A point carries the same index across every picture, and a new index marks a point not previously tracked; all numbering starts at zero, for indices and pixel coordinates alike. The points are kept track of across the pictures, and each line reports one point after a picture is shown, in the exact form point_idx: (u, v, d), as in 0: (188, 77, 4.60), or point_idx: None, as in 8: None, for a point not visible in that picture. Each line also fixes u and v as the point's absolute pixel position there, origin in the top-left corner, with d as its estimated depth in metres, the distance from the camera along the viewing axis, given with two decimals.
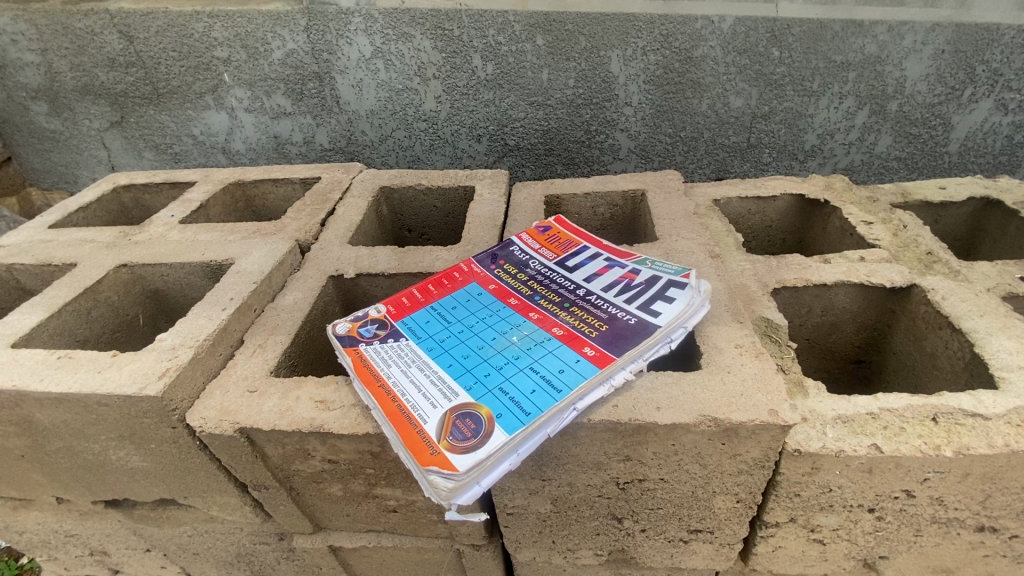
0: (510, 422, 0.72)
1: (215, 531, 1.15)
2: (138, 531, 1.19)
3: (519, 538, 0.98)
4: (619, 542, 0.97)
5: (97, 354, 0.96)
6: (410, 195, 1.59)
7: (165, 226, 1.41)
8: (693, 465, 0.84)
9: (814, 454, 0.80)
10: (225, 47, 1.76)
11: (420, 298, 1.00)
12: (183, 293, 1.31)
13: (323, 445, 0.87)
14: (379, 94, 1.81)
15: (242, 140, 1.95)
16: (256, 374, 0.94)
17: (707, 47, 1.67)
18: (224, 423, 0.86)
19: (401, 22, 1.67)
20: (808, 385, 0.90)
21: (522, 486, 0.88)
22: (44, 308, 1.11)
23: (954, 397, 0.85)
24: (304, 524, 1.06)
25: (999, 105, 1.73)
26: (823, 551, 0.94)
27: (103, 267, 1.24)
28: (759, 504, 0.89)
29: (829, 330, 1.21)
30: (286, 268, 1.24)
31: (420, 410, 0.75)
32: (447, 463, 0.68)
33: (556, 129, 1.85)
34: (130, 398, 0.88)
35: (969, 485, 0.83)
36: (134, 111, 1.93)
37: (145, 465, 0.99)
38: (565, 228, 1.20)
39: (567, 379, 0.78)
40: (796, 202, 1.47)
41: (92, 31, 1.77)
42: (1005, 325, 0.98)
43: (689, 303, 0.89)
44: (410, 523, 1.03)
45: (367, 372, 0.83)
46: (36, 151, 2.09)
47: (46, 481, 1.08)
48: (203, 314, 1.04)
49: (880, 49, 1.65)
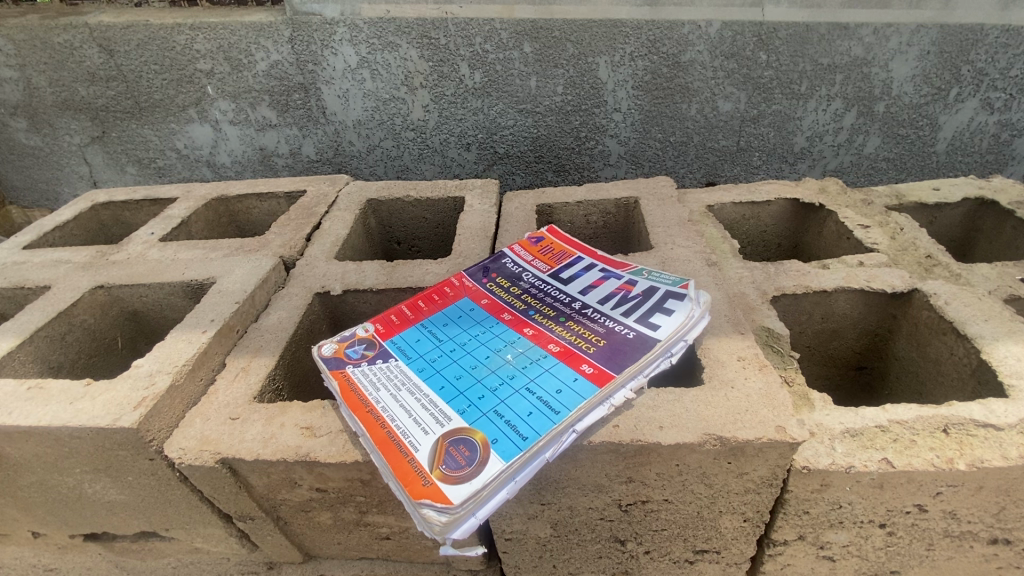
0: (506, 448, 0.68)
1: (200, 562, 1.09)
2: (121, 564, 1.14)
3: (519, 563, 0.94)
4: (621, 564, 0.93)
5: (70, 384, 0.91)
6: (398, 207, 1.55)
7: (144, 245, 1.37)
8: (698, 485, 0.81)
9: (824, 471, 0.77)
10: (208, 60, 1.72)
11: (409, 315, 0.96)
12: (163, 313, 1.26)
13: (310, 474, 0.82)
14: (366, 104, 1.77)
15: (227, 153, 1.91)
16: (239, 400, 0.90)
17: (695, 52, 1.65)
18: (205, 454, 0.82)
19: (387, 31, 1.64)
20: (814, 398, 0.87)
21: (520, 511, 0.84)
22: (15, 334, 1.06)
23: (963, 407, 0.82)
24: (292, 554, 1.01)
25: (985, 104, 1.73)
26: (833, 568, 0.91)
27: (78, 289, 1.20)
28: (767, 522, 0.86)
29: (830, 337, 1.18)
30: (270, 285, 1.20)
31: (411, 438, 0.71)
32: (440, 495, 0.64)
33: (544, 136, 1.82)
34: (104, 431, 0.83)
35: (982, 498, 0.80)
36: (115, 126, 1.88)
37: (123, 498, 0.94)
38: (559, 238, 1.16)
39: (565, 400, 0.74)
40: (790, 206, 1.44)
41: (71, 45, 1.73)
42: (1011, 330, 0.95)
43: (689, 315, 0.85)
44: (404, 549, 0.98)
45: (355, 397, 0.79)
46: (15, 169, 2.02)
47: (21, 515, 1.03)
48: (183, 337, 1.00)
49: (866, 51, 1.64)
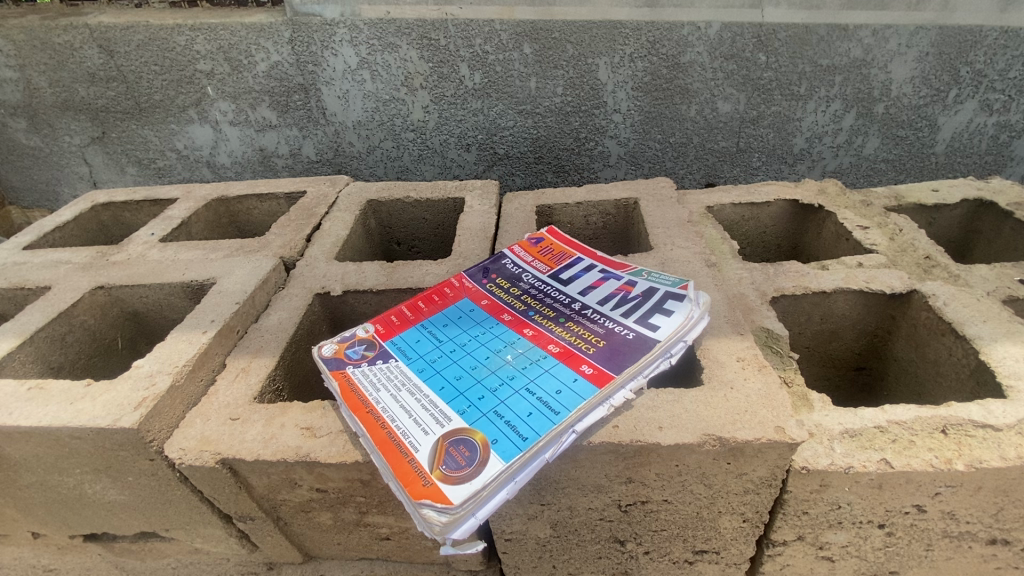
0: (506, 448, 0.68)
1: (200, 562, 1.09)
2: (121, 565, 1.14)
3: (519, 563, 0.94)
4: (621, 565, 0.94)
5: (71, 384, 0.91)
6: (398, 208, 1.55)
7: (145, 245, 1.37)
8: (698, 486, 0.81)
9: (823, 472, 0.77)
10: (208, 60, 1.72)
11: (409, 315, 0.96)
12: (163, 313, 1.26)
13: (310, 474, 0.82)
14: (366, 105, 1.77)
15: (228, 154, 1.91)
16: (239, 401, 0.90)
17: (694, 53, 1.65)
18: (205, 454, 0.82)
19: (387, 32, 1.64)
20: (813, 398, 0.88)
21: (520, 511, 0.84)
22: (15, 334, 1.06)
23: (962, 407, 0.82)
24: (292, 554, 1.01)
25: (984, 105, 1.73)
26: (832, 568, 0.91)
27: (79, 290, 1.20)
28: (766, 523, 0.86)
29: (829, 338, 1.19)
30: (270, 286, 1.20)
31: (411, 438, 0.72)
32: (440, 496, 0.64)
33: (544, 137, 1.83)
34: (104, 431, 0.83)
35: (981, 498, 0.80)
36: (115, 126, 1.88)
37: (123, 498, 0.94)
38: (559, 238, 1.17)
39: (565, 401, 0.74)
40: (789, 207, 1.45)
41: (72, 45, 1.73)
42: (1009, 331, 0.95)
43: (689, 316, 0.85)
44: (403, 550, 0.98)
45: (355, 397, 0.79)
46: (15, 169, 2.03)
47: (21, 516, 1.03)
48: (183, 338, 1.00)
49: (865, 52, 1.64)
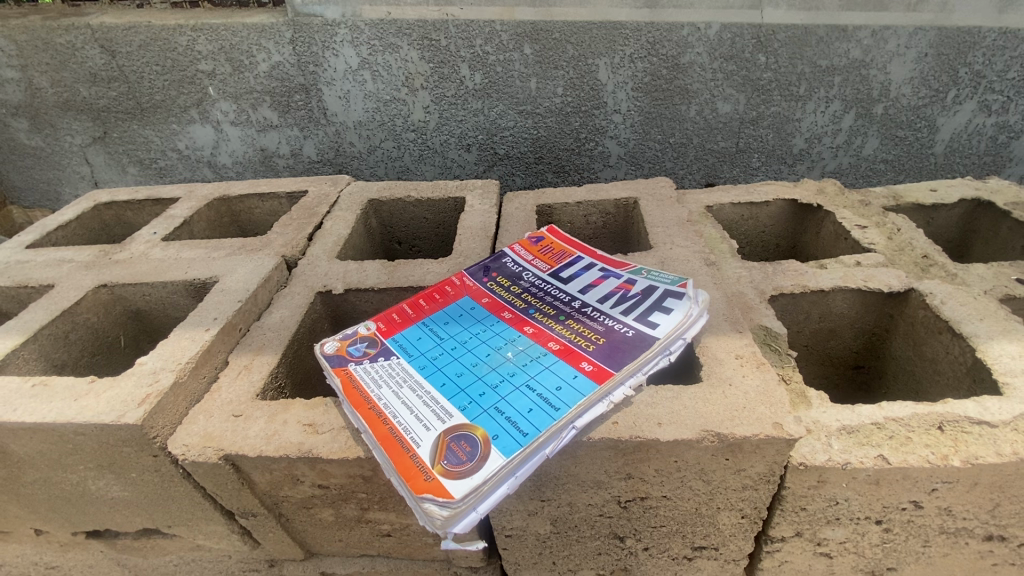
0: (507, 444, 0.69)
1: (202, 559, 1.10)
2: (123, 562, 1.14)
3: (519, 560, 0.94)
4: (621, 561, 0.94)
5: (75, 381, 0.92)
6: (399, 207, 1.56)
7: (147, 244, 1.38)
8: (697, 482, 0.82)
9: (821, 467, 0.78)
10: (210, 61, 1.73)
11: (410, 313, 0.97)
12: (165, 311, 1.27)
13: (312, 470, 0.83)
14: (367, 105, 1.78)
15: (229, 153, 1.91)
16: (242, 398, 0.91)
17: (694, 54, 1.66)
18: (208, 450, 0.82)
19: (388, 33, 1.65)
20: (811, 395, 0.88)
21: (520, 507, 0.85)
22: (19, 332, 1.07)
23: (958, 404, 0.83)
24: (294, 551, 1.02)
25: (982, 106, 1.74)
26: (830, 564, 0.92)
27: (81, 288, 1.20)
28: (764, 519, 0.87)
29: (828, 337, 1.19)
30: (272, 284, 1.20)
31: (413, 434, 0.72)
32: (441, 490, 0.65)
33: (545, 137, 1.84)
34: (108, 428, 0.84)
35: (977, 494, 0.81)
36: (117, 126, 1.89)
37: (126, 494, 0.95)
38: (559, 237, 1.17)
39: (565, 397, 0.75)
40: (788, 207, 1.46)
41: (74, 45, 1.74)
42: (1006, 329, 0.96)
43: (688, 314, 0.86)
44: (404, 546, 0.99)
45: (357, 393, 0.80)
46: (17, 169, 2.03)
47: (24, 512, 1.03)
48: (186, 335, 1.01)
49: (864, 53, 1.65)
